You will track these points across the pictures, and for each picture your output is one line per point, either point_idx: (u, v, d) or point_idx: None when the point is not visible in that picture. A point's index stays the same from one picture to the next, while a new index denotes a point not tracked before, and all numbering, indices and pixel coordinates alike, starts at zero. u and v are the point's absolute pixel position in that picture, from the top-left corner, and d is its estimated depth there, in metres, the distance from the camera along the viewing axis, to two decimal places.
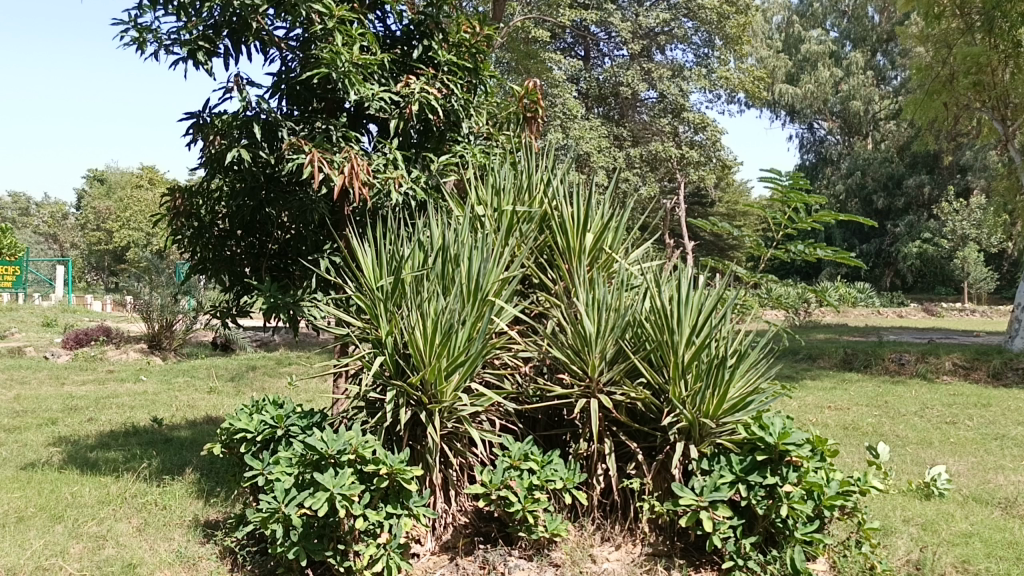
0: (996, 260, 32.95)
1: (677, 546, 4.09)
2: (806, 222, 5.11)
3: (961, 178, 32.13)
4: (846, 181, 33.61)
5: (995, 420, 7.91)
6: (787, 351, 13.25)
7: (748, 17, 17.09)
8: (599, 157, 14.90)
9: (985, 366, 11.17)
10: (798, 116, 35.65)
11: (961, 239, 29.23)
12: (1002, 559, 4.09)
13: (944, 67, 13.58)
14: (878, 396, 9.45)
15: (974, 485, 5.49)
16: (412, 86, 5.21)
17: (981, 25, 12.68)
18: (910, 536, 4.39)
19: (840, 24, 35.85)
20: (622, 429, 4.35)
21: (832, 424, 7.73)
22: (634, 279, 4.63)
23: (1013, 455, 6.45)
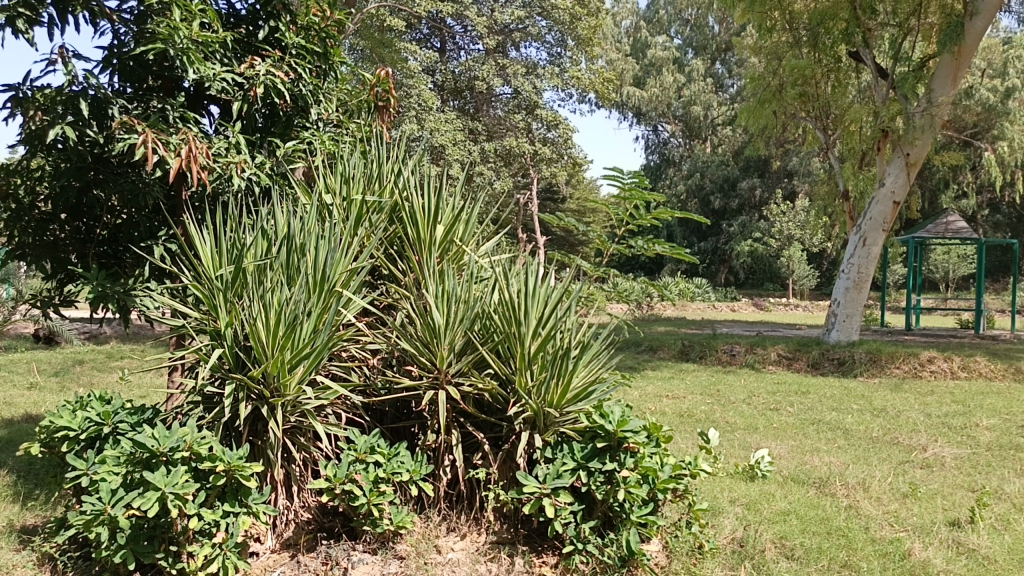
0: (818, 260, 35.74)
1: (521, 533, 4.19)
2: (647, 219, 5.37)
3: (789, 182, 34.47)
4: (686, 182, 35.62)
5: (812, 407, 8.58)
6: (629, 343, 13.81)
7: (598, 20, 17.66)
8: (454, 149, 14.97)
9: (805, 356, 12.09)
10: (644, 118, 37.21)
11: (788, 240, 31.31)
12: (814, 534, 4.45)
13: (775, 78, 14.41)
14: (709, 385, 10.04)
15: (793, 466, 5.94)
16: (256, 68, 5.01)
17: (807, 41, 13.83)
18: (735, 516, 4.69)
19: (683, 32, 37.63)
20: (468, 420, 4.36)
21: (668, 411, 8.13)
22: (484, 271, 4.68)
23: (827, 438, 7.02)
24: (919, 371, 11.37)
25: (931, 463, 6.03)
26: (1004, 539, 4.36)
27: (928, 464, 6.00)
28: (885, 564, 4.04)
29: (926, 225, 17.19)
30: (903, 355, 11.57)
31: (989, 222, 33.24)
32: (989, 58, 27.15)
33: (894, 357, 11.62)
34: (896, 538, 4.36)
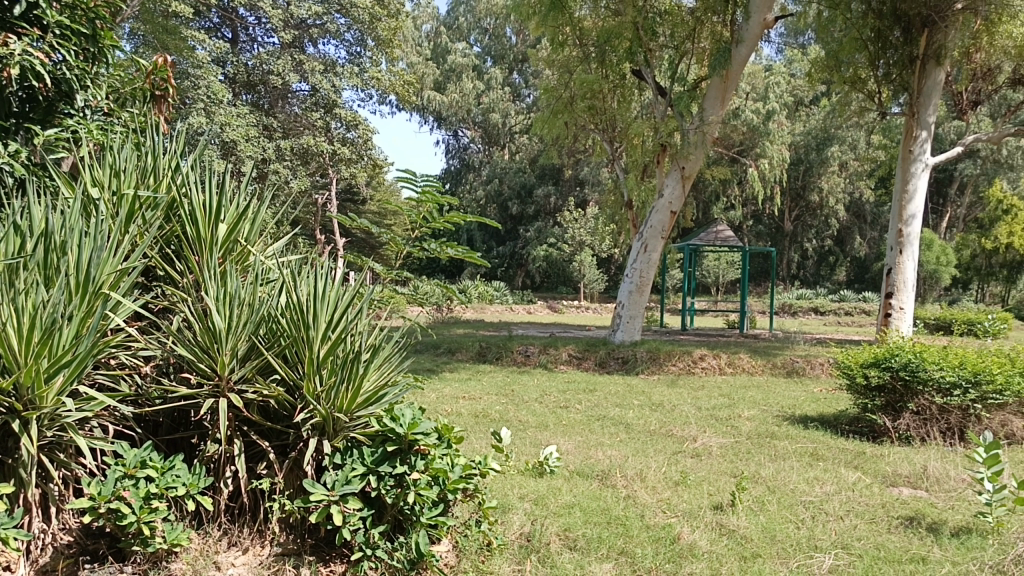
0: (607, 264, 37.78)
1: (307, 543, 4.08)
2: (440, 222, 5.33)
3: (580, 190, 36.16)
4: (485, 187, 36.37)
5: (598, 403, 9.03)
6: (428, 345, 13.86)
7: (398, 22, 17.62)
8: (246, 146, 14.35)
9: (593, 356, 12.69)
10: (445, 123, 37.52)
11: (579, 245, 32.42)
12: (596, 525, 4.67)
13: (566, 90, 15.05)
14: (504, 385, 10.28)
15: (579, 461, 6.22)
16: (10, 45, 4.50)
17: (595, 57, 14.58)
18: (523, 511, 4.84)
19: (482, 40, 38.46)
20: (253, 429, 4.15)
21: (464, 412, 8.25)
22: (270, 273, 4.51)
23: (611, 432, 7.43)
24: (693, 367, 12.32)
25: (700, 452, 6.54)
26: (758, 518, 4.79)
27: (697, 453, 6.51)
28: (658, 549, 4.31)
29: (700, 233, 18.63)
30: (679, 354, 12.49)
31: (753, 232, 36.71)
32: (753, 82, 29.47)
33: (671, 355, 12.52)
34: (668, 524, 4.68)
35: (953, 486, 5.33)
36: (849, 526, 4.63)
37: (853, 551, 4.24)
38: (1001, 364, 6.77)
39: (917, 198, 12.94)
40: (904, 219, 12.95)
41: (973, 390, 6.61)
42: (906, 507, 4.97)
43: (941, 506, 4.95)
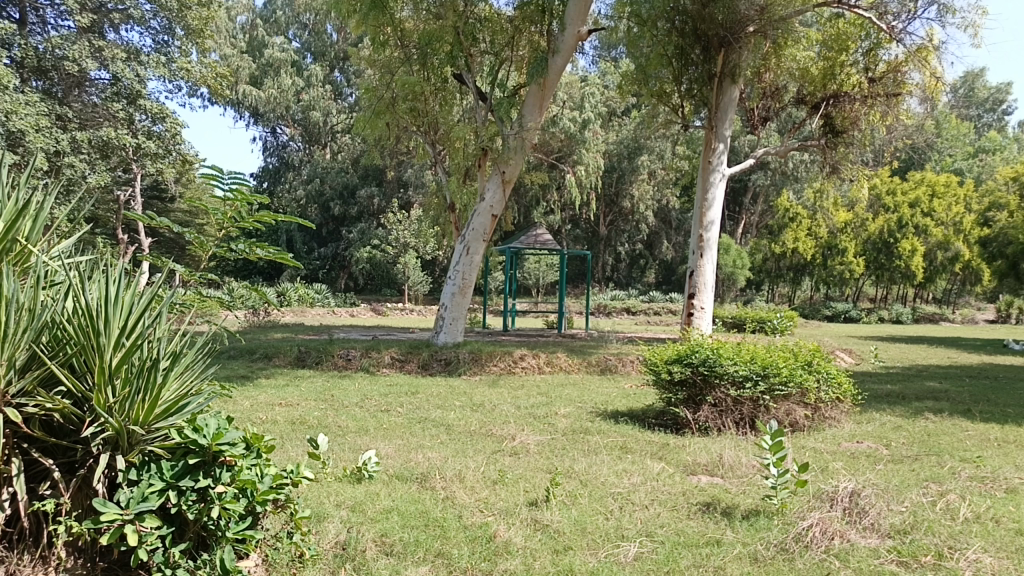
0: (431, 267, 37.85)
1: (98, 567, 3.78)
2: (249, 222, 4.92)
3: (403, 192, 36.03)
4: (305, 187, 35.37)
5: (419, 406, 9.00)
6: (243, 350, 13.26)
7: (210, 11, 16.76)
8: (35, 137, 13.13)
9: (416, 358, 12.62)
10: (262, 119, 36.07)
11: (403, 247, 31.97)
12: (414, 528, 4.65)
13: (388, 91, 14.75)
14: (323, 390, 10.02)
15: (399, 464, 6.17)
16: None
17: (417, 59, 14.48)
18: (339, 519, 4.72)
19: (301, 36, 37.63)
20: (34, 446, 3.78)
21: (279, 419, 7.96)
22: (55, 276, 4.12)
23: (432, 434, 7.43)
24: (513, 367, 12.58)
25: (518, 450, 6.68)
26: (571, 512, 4.95)
27: (515, 451, 6.65)
28: (474, 548, 4.35)
29: (521, 237, 19.05)
30: (500, 354, 12.71)
31: (571, 236, 38.05)
32: (570, 91, 30.64)
33: (492, 356, 12.71)
34: (484, 523, 4.72)
35: (745, 472, 5.77)
36: (654, 514, 4.89)
37: (656, 538, 4.48)
38: (786, 358, 7.43)
39: (716, 206, 13.87)
40: (704, 225, 13.82)
41: (762, 382, 7.17)
42: (704, 494, 5.32)
43: (734, 491, 5.34)
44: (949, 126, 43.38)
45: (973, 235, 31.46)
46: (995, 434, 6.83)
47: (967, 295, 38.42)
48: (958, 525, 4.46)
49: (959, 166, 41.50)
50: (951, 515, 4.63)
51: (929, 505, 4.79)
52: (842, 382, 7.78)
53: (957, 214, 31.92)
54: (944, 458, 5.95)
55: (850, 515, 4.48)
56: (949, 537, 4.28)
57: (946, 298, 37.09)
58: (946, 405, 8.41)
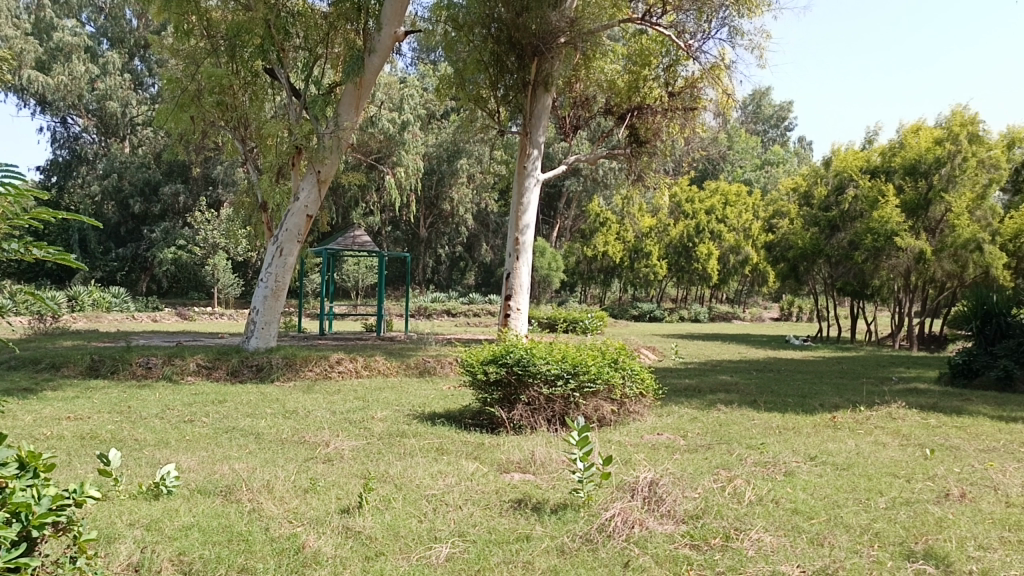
0: (242, 268, 36.24)
1: None
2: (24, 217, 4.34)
3: (211, 190, 34.27)
4: (101, 182, 32.80)
5: (226, 415, 8.57)
6: (26, 360, 12.05)
7: None
8: None
9: (225, 364, 12.01)
10: (50, 108, 33.02)
11: (212, 247, 30.27)
12: (216, 545, 4.41)
13: (192, 83, 13.98)
14: (118, 402, 9.30)
15: (202, 477, 5.84)
16: None
17: (224, 51, 13.83)
18: (132, 540, 4.39)
19: (95, 20, 35.00)
20: None
21: (66, 435, 7.30)
22: None
23: (239, 444, 7.10)
24: (329, 372, 12.29)
25: (332, 457, 6.53)
26: (384, 517, 4.87)
27: (329, 459, 6.48)
28: (280, 561, 4.19)
29: (338, 238, 18.64)
30: (315, 359, 12.37)
31: (390, 238, 37.76)
32: (388, 92, 30.37)
33: (307, 361, 12.34)
34: (293, 534, 4.55)
35: (555, 468, 5.96)
36: (466, 514, 4.92)
37: (468, 537, 4.50)
38: (594, 356, 7.76)
39: (530, 210, 14.22)
40: (521, 228, 14.13)
41: (573, 380, 7.46)
42: (516, 491, 5.43)
43: (545, 487, 5.49)
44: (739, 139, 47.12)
45: (760, 240, 34.35)
46: (777, 422, 7.49)
47: (755, 294, 41.91)
48: (743, 507, 4.83)
49: (749, 176, 45.19)
50: (737, 498, 5.01)
51: (719, 490, 5.16)
52: (645, 378, 8.26)
53: (746, 220, 34.68)
54: (733, 446, 6.44)
55: (649, 504, 4.75)
56: (735, 519, 4.62)
57: (738, 298, 40.24)
58: (736, 397, 9.12)
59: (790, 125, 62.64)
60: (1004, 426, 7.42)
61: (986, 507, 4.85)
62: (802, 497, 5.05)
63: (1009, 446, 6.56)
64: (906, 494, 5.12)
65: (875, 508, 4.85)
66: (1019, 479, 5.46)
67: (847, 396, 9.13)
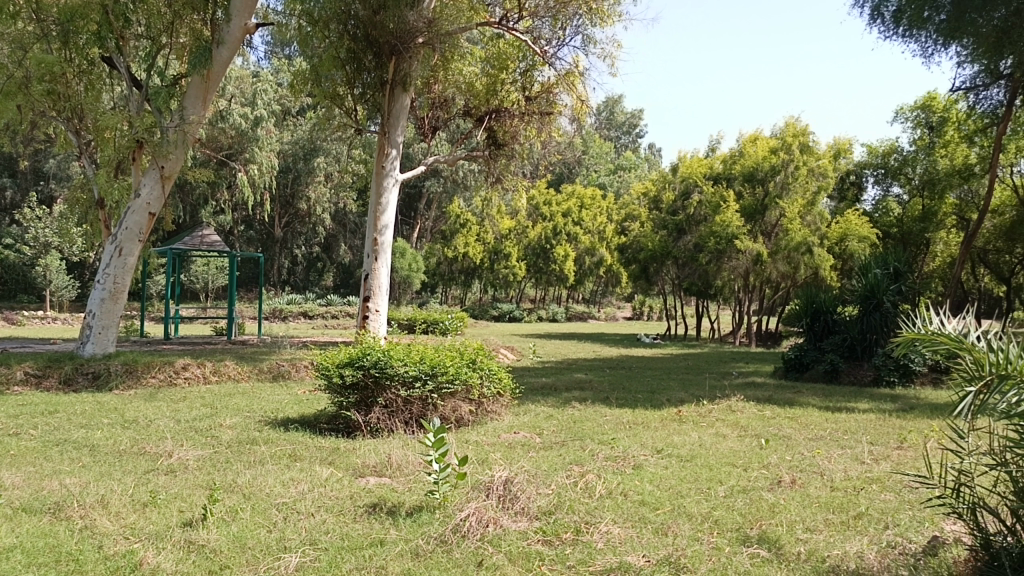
0: (79, 269, 33.88)
1: None
2: None
3: (43, 185, 31.84)
4: None
5: (56, 427, 7.97)
6: None
7: None
8: None
9: (57, 373, 11.16)
10: None
11: (44, 247, 28.08)
12: (43, 567, 4.09)
13: (18, 69, 12.92)
14: None
15: (26, 495, 5.40)
16: None
17: (56, 36, 12.87)
18: None
19: None
20: None
21: None
22: None
23: (71, 458, 6.62)
24: (174, 379, 11.67)
25: (175, 468, 6.20)
26: (230, 529, 4.67)
27: (172, 470, 6.17)
28: None
29: (185, 237, 17.76)
30: (159, 365, 11.71)
31: (243, 237, 36.39)
32: (240, 86, 29.21)
33: (150, 367, 11.67)
34: (130, 551, 4.30)
35: (412, 470, 5.93)
36: (319, 521, 4.80)
37: (320, 545, 4.39)
38: (451, 357, 7.78)
39: (389, 210, 14.06)
40: (379, 229, 13.93)
41: (431, 381, 7.45)
42: (371, 495, 5.36)
43: (400, 490, 5.45)
44: (594, 144, 48.56)
45: (613, 242, 35.56)
46: (627, 417, 7.77)
47: (609, 295, 43.34)
48: (594, 501, 4.98)
49: (603, 180, 46.67)
50: (588, 493, 5.16)
51: (572, 486, 5.29)
52: (502, 377, 8.36)
53: (600, 223, 35.76)
54: (586, 442, 6.62)
55: (504, 502, 4.80)
56: (586, 513, 4.75)
57: (593, 298, 41.48)
58: (589, 394, 9.39)
59: (642, 132, 65.10)
60: (828, 415, 8.04)
61: (813, 491, 5.23)
62: (648, 489, 5.27)
63: (831, 433, 7.12)
64: (743, 482, 5.44)
65: (715, 496, 5.13)
66: (841, 464, 5.93)
67: (691, 391, 9.61)
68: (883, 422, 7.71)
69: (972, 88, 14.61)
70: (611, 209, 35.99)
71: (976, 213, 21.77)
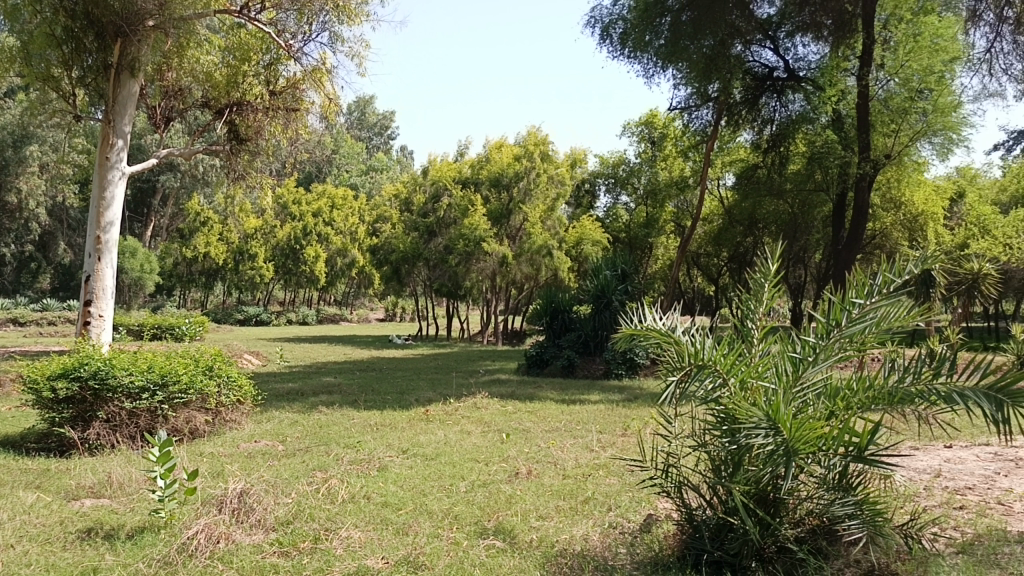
0: None
1: None
2: None
3: None
4: None
5: None
6: None
7: None
8: None
9: None
10: None
11: None
12: None
13: None
14: None
15: None
16: None
17: None
18: None
19: None
20: None
21: None
22: None
23: None
24: None
25: None
26: None
27: None
28: None
29: None
30: None
31: None
32: None
33: None
34: None
35: (135, 489, 5.47)
36: (18, 553, 4.27)
37: None
38: (185, 364, 7.32)
39: (114, 205, 12.90)
40: (103, 225, 12.72)
41: (160, 391, 6.92)
42: (86, 519, 4.86)
43: (121, 511, 5.00)
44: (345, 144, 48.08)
45: (365, 243, 35.33)
46: (374, 420, 7.74)
47: (361, 296, 43.01)
48: (334, 507, 4.89)
49: (354, 181, 46.41)
50: (330, 498, 5.06)
51: (313, 493, 5.16)
52: (242, 384, 8.02)
53: (351, 224, 35.61)
54: (330, 447, 6.50)
55: (238, 515, 4.57)
56: (326, 520, 4.65)
57: (345, 299, 41.08)
58: (336, 397, 9.25)
59: (393, 134, 65.34)
60: (563, 407, 8.54)
61: (547, 481, 5.53)
62: (391, 490, 5.28)
63: (566, 425, 7.56)
64: (483, 476, 5.62)
65: (456, 492, 5.25)
66: (571, 453, 6.32)
67: (438, 390, 9.78)
68: (610, 412, 8.34)
69: (687, 107, 16.27)
70: (363, 210, 35.97)
71: (690, 220, 24.33)
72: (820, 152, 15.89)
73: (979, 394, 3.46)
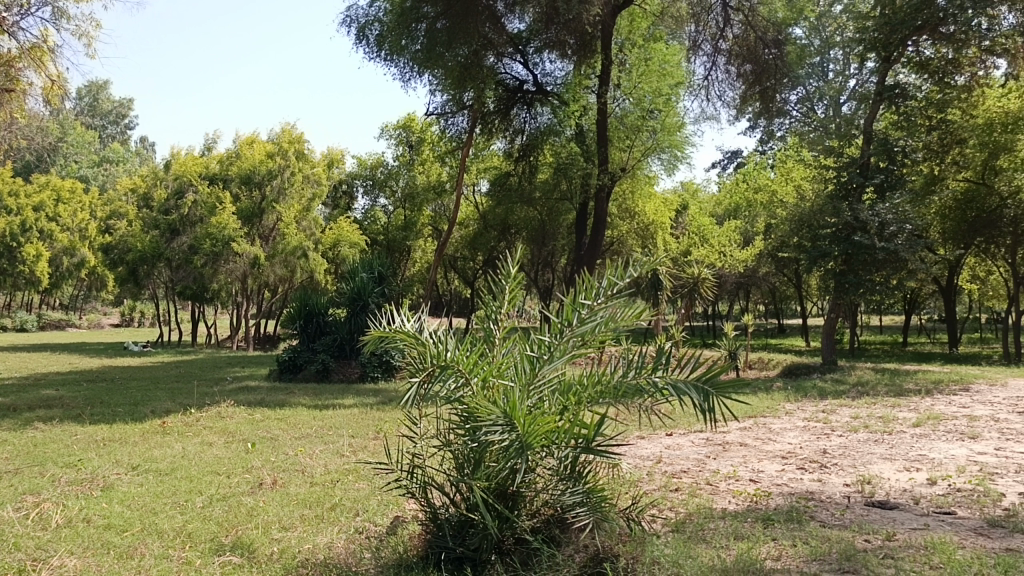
0: None
1: None
2: None
3: None
4: None
5: None
6: None
7: None
8: None
9: None
10: None
11: None
12: None
13: None
14: None
15: None
16: None
17: None
18: None
19: None
20: None
21: None
22: None
23: None
24: None
25: None
26: None
27: None
28: None
29: None
30: None
31: None
32: None
33: None
34: None
35: None
36: None
37: None
38: None
39: None
40: None
41: None
42: None
43: None
44: (74, 132, 43.84)
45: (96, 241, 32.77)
46: (101, 435, 7.07)
47: (92, 299, 39.30)
48: (46, 535, 4.40)
49: (84, 173, 42.50)
50: (41, 525, 4.55)
51: (20, 520, 4.62)
52: None
53: (81, 220, 32.70)
54: (46, 467, 5.85)
55: None
56: (34, 549, 4.17)
57: (72, 303, 37.42)
58: (57, 412, 8.37)
59: (130, 123, 60.53)
60: (315, 413, 8.32)
61: (292, 489, 5.37)
62: (116, 510, 4.85)
63: (317, 431, 7.38)
64: (223, 489, 5.34)
65: (191, 508, 4.93)
66: (320, 460, 6.18)
67: (178, 400, 9.18)
68: (363, 415, 8.26)
69: (443, 113, 16.55)
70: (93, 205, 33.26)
71: (446, 224, 24.83)
72: (565, 163, 16.90)
73: (690, 385, 3.81)
